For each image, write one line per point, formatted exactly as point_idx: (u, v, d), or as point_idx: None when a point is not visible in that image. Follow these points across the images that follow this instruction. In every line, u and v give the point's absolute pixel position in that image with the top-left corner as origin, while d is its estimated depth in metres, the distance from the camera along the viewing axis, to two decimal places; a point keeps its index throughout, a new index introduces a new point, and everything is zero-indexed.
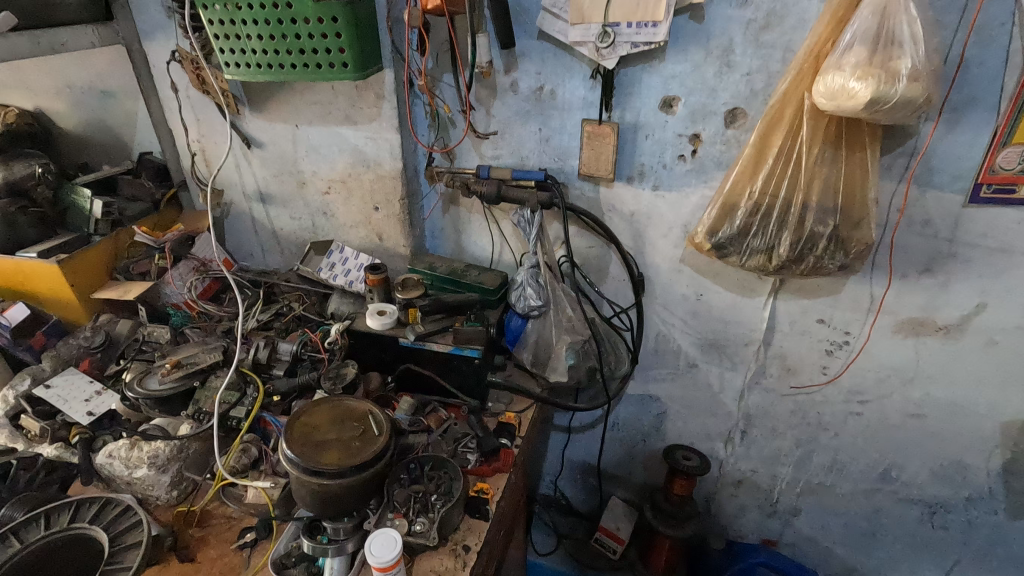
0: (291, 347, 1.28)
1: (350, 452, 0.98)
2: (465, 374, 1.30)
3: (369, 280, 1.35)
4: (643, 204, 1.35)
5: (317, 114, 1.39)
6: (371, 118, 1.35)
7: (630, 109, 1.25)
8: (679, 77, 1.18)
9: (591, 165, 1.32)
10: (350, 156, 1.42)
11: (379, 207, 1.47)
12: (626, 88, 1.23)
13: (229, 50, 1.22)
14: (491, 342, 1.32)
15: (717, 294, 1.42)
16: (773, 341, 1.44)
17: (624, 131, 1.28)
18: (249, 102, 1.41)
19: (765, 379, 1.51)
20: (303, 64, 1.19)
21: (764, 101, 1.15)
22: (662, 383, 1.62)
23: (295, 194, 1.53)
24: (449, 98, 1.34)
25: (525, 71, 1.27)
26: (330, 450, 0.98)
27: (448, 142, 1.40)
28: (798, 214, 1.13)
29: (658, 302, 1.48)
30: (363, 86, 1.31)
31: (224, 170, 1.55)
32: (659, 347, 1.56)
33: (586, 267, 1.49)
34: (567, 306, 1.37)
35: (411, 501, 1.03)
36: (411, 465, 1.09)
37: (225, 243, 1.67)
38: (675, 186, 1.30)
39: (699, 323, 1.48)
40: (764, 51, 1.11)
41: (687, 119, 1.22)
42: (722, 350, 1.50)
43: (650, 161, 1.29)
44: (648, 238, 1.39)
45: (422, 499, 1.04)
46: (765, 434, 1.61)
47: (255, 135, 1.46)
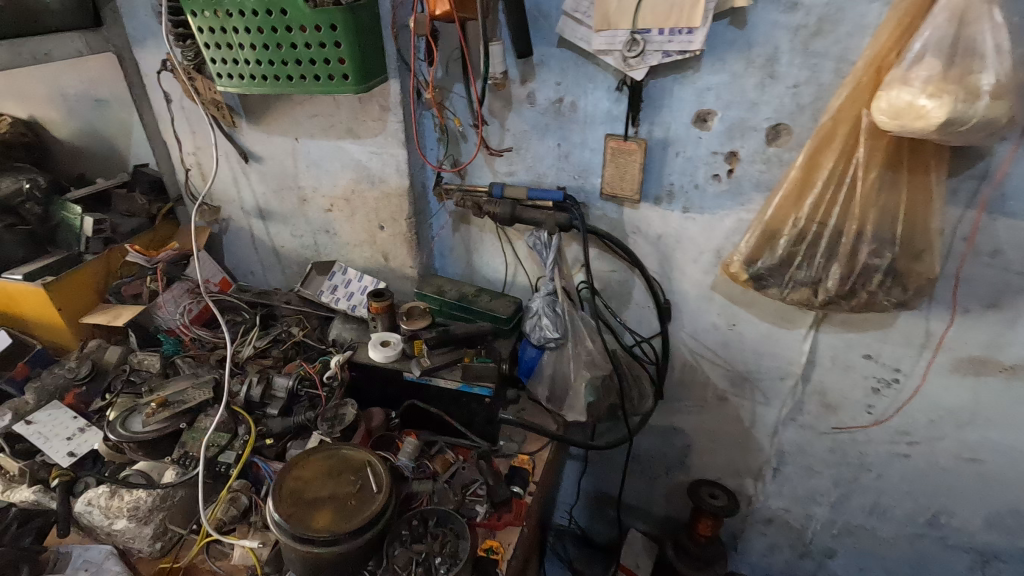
0: (287, 383, 1.17)
1: (344, 514, 0.88)
2: (476, 410, 1.19)
3: (372, 308, 1.25)
4: (672, 227, 1.23)
5: (318, 127, 1.28)
6: (375, 131, 1.24)
7: (660, 123, 1.12)
8: (716, 89, 1.06)
9: (614, 184, 1.20)
10: (353, 171, 1.31)
11: (384, 226, 1.37)
12: (656, 101, 1.11)
13: (221, 60, 1.13)
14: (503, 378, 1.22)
15: (752, 325, 1.29)
16: (813, 375, 1.31)
17: (653, 147, 1.15)
18: (246, 114, 1.31)
19: (802, 416, 1.38)
20: (301, 75, 1.09)
21: (813, 116, 1.02)
22: (688, 415, 1.50)
23: (296, 211, 1.43)
24: (460, 110, 1.22)
25: (543, 82, 1.15)
26: (322, 512, 0.88)
27: (459, 159, 1.29)
28: (849, 245, 1.00)
29: (686, 331, 1.36)
30: (367, 98, 1.21)
31: (221, 185, 1.45)
32: (686, 378, 1.44)
33: (608, 292, 1.37)
34: (587, 338, 1.25)
35: (414, 561, 0.94)
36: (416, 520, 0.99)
37: (225, 260, 1.58)
38: (708, 207, 1.18)
39: (731, 355, 1.35)
40: (815, 61, 0.98)
41: (724, 135, 1.09)
42: (755, 384, 1.38)
43: (681, 180, 1.17)
44: (676, 263, 1.27)
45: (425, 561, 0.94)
46: (800, 472, 1.48)
47: (254, 149, 1.36)
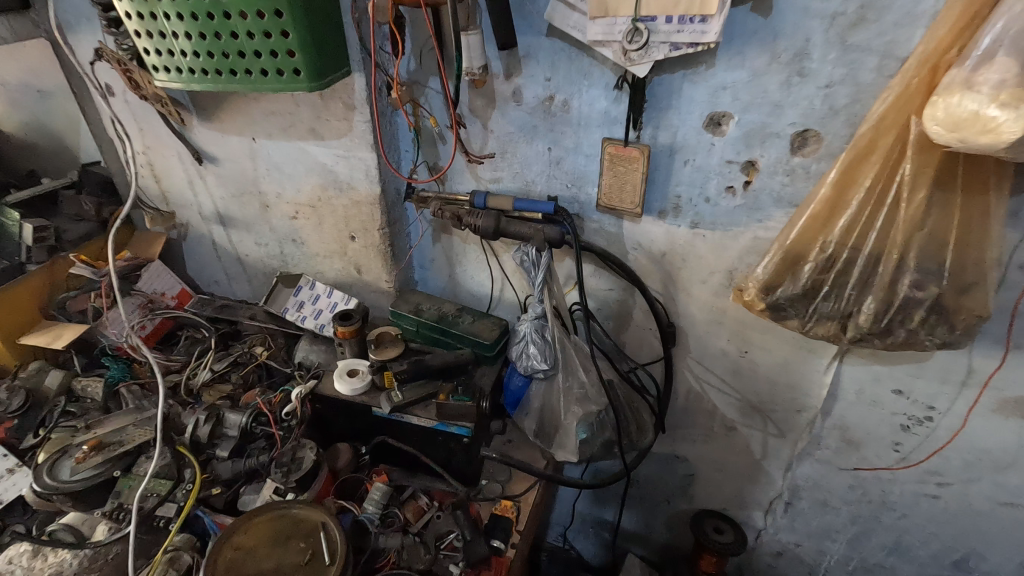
0: (240, 419, 1.04)
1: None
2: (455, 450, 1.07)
3: (338, 333, 1.12)
4: (678, 243, 1.07)
5: (276, 126, 1.13)
6: (340, 132, 1.09)
7: (666, 127, 0.96)
8: (733, 88, 0.90)
9: (613, 195, 1.05)
10: (318, 176, 1.16)
11: (355, 236, 1.22)
12: (661, 101, 0.94)
13: (154, 50, 0.97)
14: (484, 416, 1.08)
15: (766, 353, 1.15)
16: (834, 409, 1.18)
17: (658, 154, 0.99)
18: (196, 111, 1.16)
19: (820, 450, 1.25)
20: (246, 69, 0.93)
21: (847, 122, 0.86)
22: (692, 444, 1.37)
23: (259, 217, 1.29)
24: (436, 108, 1.07)
25: (530, 77, 0.99)
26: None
27: (438, 163, 1.13)
28: (888, 275, 0.85)
29: (692, 357, 1.22)
30: (329, 95, 1.05)
31: (177, 189, 1.31)
32: (691, 406, 1.30)
33: (604, 312, 1.22)
34: (580, 369, 1.10)
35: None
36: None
37: (186, 267, 1.45)
38: (720, 223, 1.02)
39: (741, 383, 1.21)
40: (854, 56, 0.81)
41: (741, 141, 0.93)
42: (767, 416, 1.24)
43: (689, 193, 1.01)
44: (682, 283, 1.12)
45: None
46: (814, 507, 1.35)
47: (208, 149, 1.21)
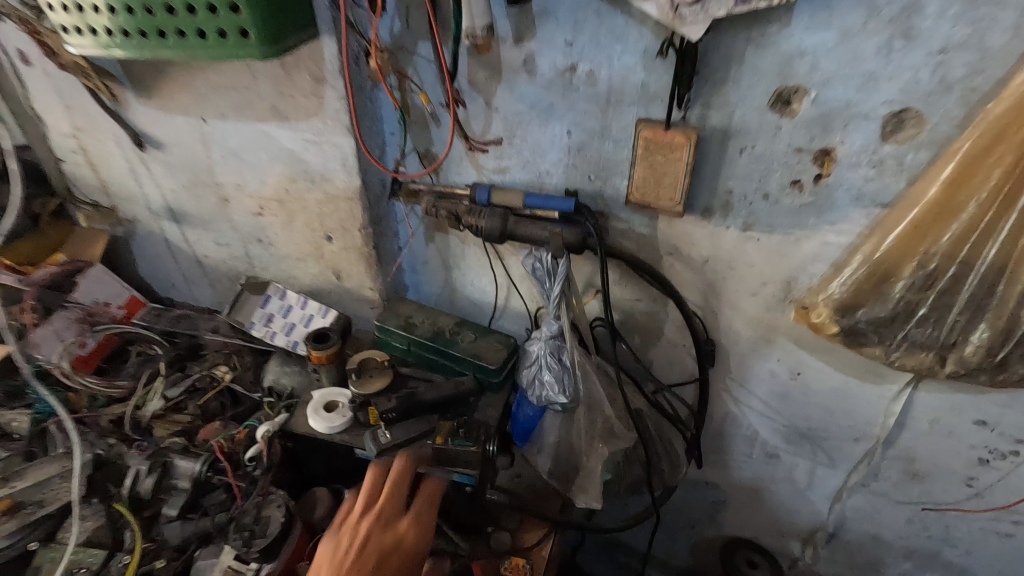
0: (193, 467, 0.87)
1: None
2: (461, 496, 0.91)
3: (312, 358, 0.93)
4: (725, 249, 0.88)
5: (230, 103, 0.91)
6: (308, 112, 0.88)
7: (720, 105, 0.76)
8: (813, 55, 0.69)
9: (646, 190, 0.83)
10: (285, 164, 0.96)
11: (332, 237, 1.02)
12: (715, 72, 0.74)
13: (59, 5, 0.75)
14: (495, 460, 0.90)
15: (823, 377, 0.97)
16: (899, 439, 1.00)
17: (708, 139, 0.79)
18: (132, 85, 0.94)
19: (876, 482, 1.08)
20: (177, 29, 0.71)
21: (962, 99, 0.66)
22: (726, 470, 1.20)
23: (217, 213, 1.08)
24: (427, 80, 0.86)
25: (546, 41, 0.78)
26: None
27: (431, 149, 0.93)
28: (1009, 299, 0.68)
29: (734, 378, 1.04)
30: (292, 64, 0.84)
31: (119, 178, 1.09)
32: (726, 430, 1.12)
33: (630, 326, 1.03)
34: (606, 401, 0.93)
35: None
36: (416, 547, 0.80)
37: (138, 269, 1.24)
38: (780, 225, 0.83)
39: (790, 408, 1.04)
40: (983, 11, 0.61)
41: (816, 124, 0.73)
42: (817, 443, 1.07)
43: (744, 188, 0.81)
44: (726, 295, 0.93)
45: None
46: (862, 540, 1.19)
47: (150, 131, 0.99)
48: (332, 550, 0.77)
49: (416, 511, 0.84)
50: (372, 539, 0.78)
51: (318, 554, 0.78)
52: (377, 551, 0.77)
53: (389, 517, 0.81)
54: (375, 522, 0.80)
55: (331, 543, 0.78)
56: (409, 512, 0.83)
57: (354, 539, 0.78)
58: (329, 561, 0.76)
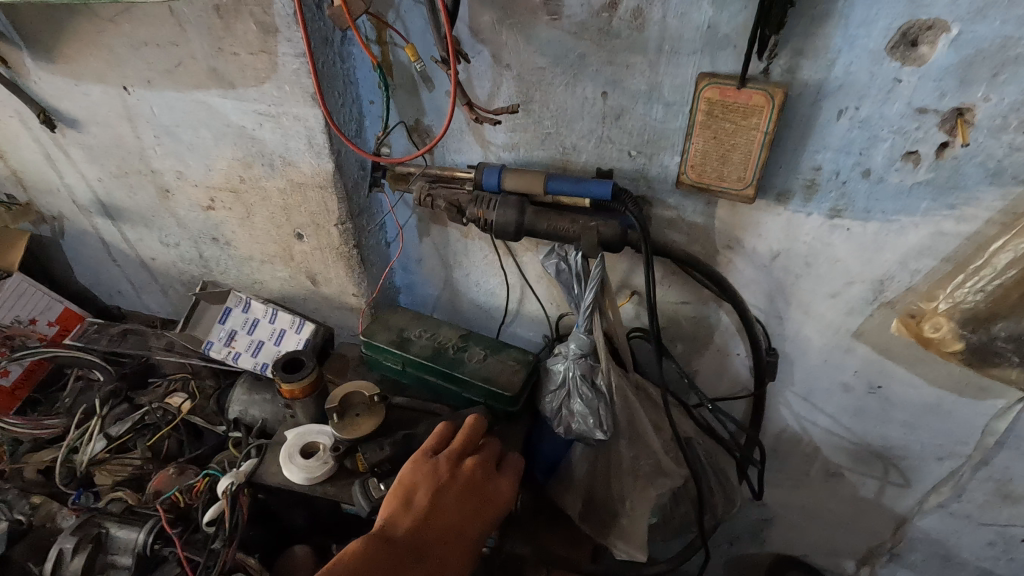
0: (135, 538, 0.69)
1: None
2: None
3: (283, 392, 0.74)
4: (803, 241, 0.69)
5: (156, 67, 0.70)
6: (258, 75, 0.66)
7: (816, 52, 0.56)
8: None
9: (708, 168, 0.63)
10: (235, 145, 0.75)
11: (302, 234, 0.82)
12: (813, 5, 0.54)
13: None
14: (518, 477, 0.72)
15: (909, 391, 0.79)
16: (995, 460, 0.84)
17: (795, 99, 0.59)
18: (28, 45, 0.72)
19: (958, 504, 0.92)
20: None
21: None
22: (776, 488, 1.03)
23: (158, 207, 0.87)
24: (415, 28, 0.64)
25: None
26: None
27: (423, 120, 0.72)
28: None
29: (796, 391, 0.87)
30: (230, 8, 0.62)
31: (33, 167, 0.88)
32: (782, 446, 0.96)
33: (672, 332, 0.85)
34: (652, 433, 0.75)
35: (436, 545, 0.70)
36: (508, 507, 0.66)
37: (74, 275, 1.04)
38: (882, 210, 0.64)
39: (864, 424, 0.87)
40: None
41: (953, 74, 0.53)
42: (892, 462, 0.90)
43: (837, 163, 0.62)
44: (799, 297, 0.74)
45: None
46: (930, 562, 1.04)
47: (60, 107, 0.78)
48: (429, 472, 0.63)
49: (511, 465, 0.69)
50: (473, 482, 0.64)
51: (407, 469, 0.64)
52: (474, 499, 0.63)
53: (491, 466, 0.67)
54: (479, 463, 0.65)
55: (427, 464, 0.64)
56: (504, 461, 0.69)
57: (452, 473, 0.64)
58: (424, 485, 0.62)
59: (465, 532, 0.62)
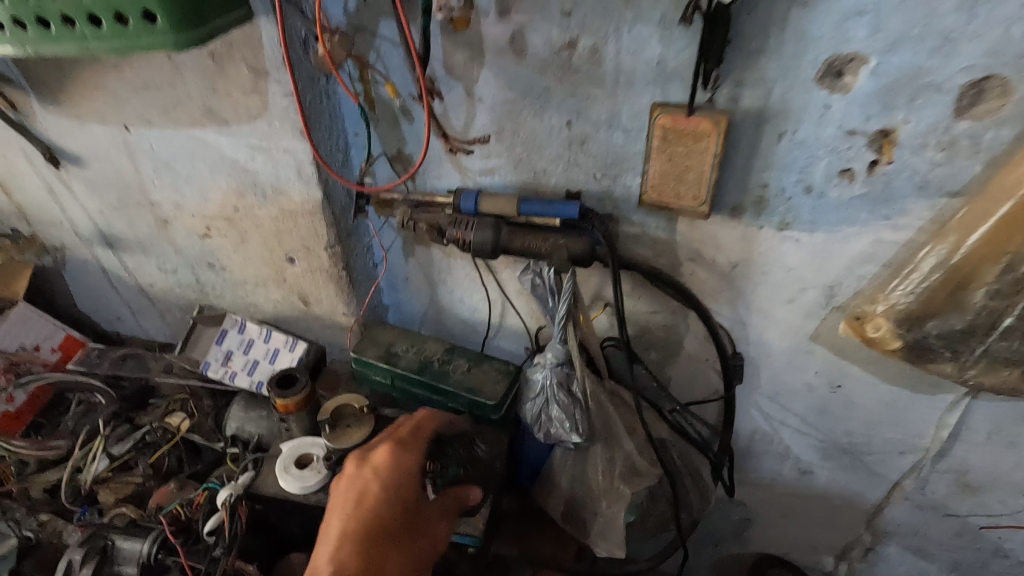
0: (140, 549, 0.74)
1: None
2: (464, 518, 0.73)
3: (278, 407, 0.79)
4: (758, 252, 0.75)
5: (155, 106, 0.75)
6: (251, 113, 0.72)
7: (754, 82, 0.62)
8: (874, 13, 0.55)
9: (665, 188, 0.69)
10: (229, 177, 0.80)
11: (294, 258, 0.87)
12: (749, 41, 0.60)
13: None
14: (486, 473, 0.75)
15: (867, 389, 0.85)
16: (952, 452, 0.89)
17: (739, 124, 0.65)
18: (34, 90, 0.78)
19: (923, 495, 0.97)
20: (61, 15, 0.55)
21: None
22: (754, 487, 1.08)
23: (156, 236, 0.92)
24: (394, 68, 0.70)
25: (538, 10, 0.63)
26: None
27: (404, 150, 0.77)
28: None
29: (764, 393, 0.92)
30: (223, 53, 0.68)
31: (36, 201, 0.93)
32: (755, 446, 1.00)
33: (645, 341, 0.90)
34: (625, 435, 0.80)
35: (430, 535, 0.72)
36: (405, 460, 0.69)
37: (75, 303, 1.08)
38: (826, 222, 0.70)
39: (829, 422, 0.92)
40: None
41: (875, 99, 0.60)
42: (858, 458, 0.95)
43: (782, 181, 0.68)
44: (759, 304, 0.80)
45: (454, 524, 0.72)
46: (904, 555, 1.08)
47: (64, 145, 0.83)
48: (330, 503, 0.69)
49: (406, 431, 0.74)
50: (351, 476, 0.68)
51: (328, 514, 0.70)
52: (354, 486, 0.67)
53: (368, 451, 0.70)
54: (355, 457, 0.70)
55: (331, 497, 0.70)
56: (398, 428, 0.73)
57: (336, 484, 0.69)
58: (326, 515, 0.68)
59: (354, 519, 0.64)
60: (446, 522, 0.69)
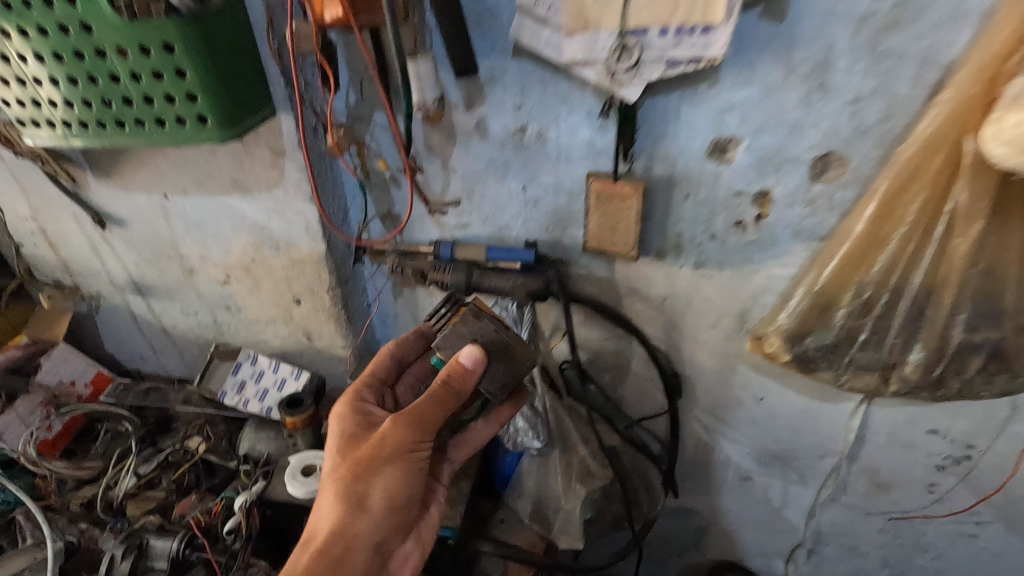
0: (170, 546, 0.87)
1: (350, 506, 0.70)
2: (499, 373, 0.74)
3: (287, 424, 0.94)
4: (681, 287, 0.92)
5: (191, 179, 0.93)
6: (270, 184, 0.90)
7: (663, 157, 0.81)
8: (741, 108, 0.74)
9: (602, 237, 0.87)
10: (249, 234, 0.97)
11: (300, 300, 1.03)
12: (655, 127, 0.79)
13: (16, 101, 0.76)
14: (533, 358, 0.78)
15: (784, 400, 1.01)
16: (862, 453, 1.05)
17: (655, 188, 0.84)
18: (91, 167, 0.95)
19: (846, 496, 1.12)
20: (135, 119, 0.73)
21: (878, 143, 0.72)
22: (704, 496, 1.22)
23: (182, 284, 1.08)
24: (385, 147, 0.89)
25: (495, 105, 0.82)
26: (328, 552, 0.67)
27: (394, 210, 0.96)
28: (939, 317, 0.72)
29: (702, 407, 1.08)
30: (250, 140, 0.86)
31: (79, 256, 1.09)
32: (701, 457, 1.15)
33: (599, 364, 1.06)
34: (580, 442, 0.95)
35: (436, 422, 0.73)
36: (355, 402, 0.80)
37: (103, 344, 1.22)
38: (730, 262, 0.88)
39: (758, 431, 1.08)
40: (887, 64, 0.67)
41: (752, 170, 0.79)
42: (787, 463, 1.11)
43: (692, 230, 0.86)
44: (687, 330, 0.97)
45: (424, 417, 0.72)
46: (841, 554, 1.22)
47: (110, 210, 1.00)
48: None
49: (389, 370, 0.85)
50: None
51: None
52: None
53: None
54: None
55: None
56: (403, 368, 0.87)
57: None
58: None
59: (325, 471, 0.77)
60: (388, 425, 0.72)
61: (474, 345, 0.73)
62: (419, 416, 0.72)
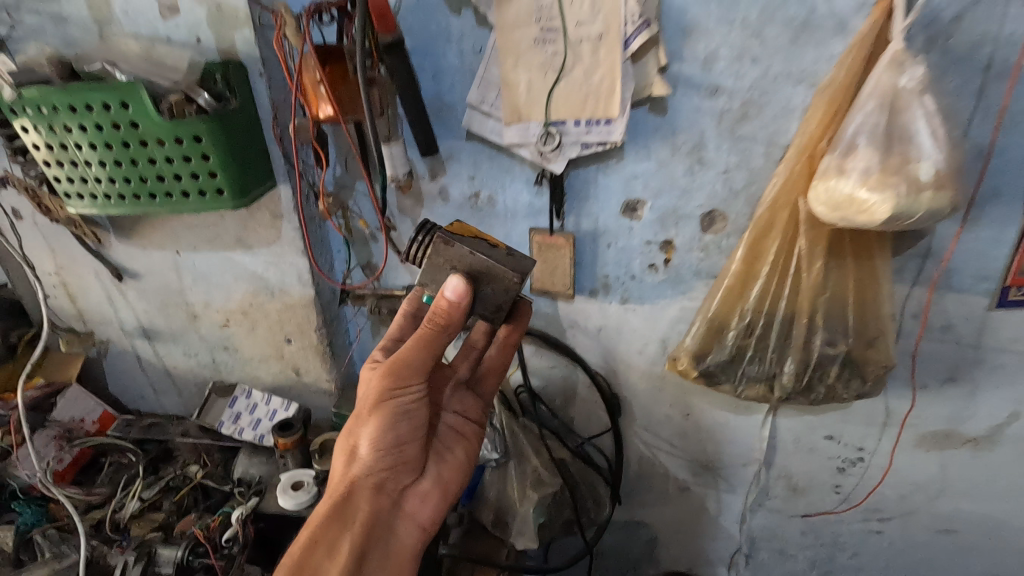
0: (176, 553, 0.99)
1: (348, 452, 0.82)
2: (489, 298, 0.75)
3: (279, 445, 1.08)
4: (612, 319, 1.12)
5: (201, 238, 1.11)
6: (269, 241, 1.08)
7: (588, 215, 1.02)
8: (643, 177, 0.96)
9: (545, 280, 1.09)
10: (249, 283, 1.14)
11: (290, 339, 1.19)
12: (580, 192, 1.00)
13: (65, 178, 0.94)
14: (530, 266, 0.76)
15: (706, 414, 1.20)
16: (776, 460, 1.22)
17: (584, 239, 1.05)
18: (114, 229, 1.13)
19: (769, 500, 1.28)
20: (166, 192, 0.92)
21: (746, 202, 0.94)
22: (650, 508, 1.37)
23: (186, 327, 1.24)
24: (366, 210, 1.09)
25: (454, 175, 1.03)
26: (332, 492, 0.81)
27: (373, 261, 1.14)
28: (801, 336, 0.92)
29: (641, 425, 1.25)
30: (254, 206, 1.05)
31: (95, 306, 1.25)
32: (644, 471, 1.32)
33: (550, 389, 1.24)
34: (532, 454, 1.12)
35: (420, 365, 0.77)
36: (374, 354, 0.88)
37: (108, 386, 1.36)
38: (649, 298, 1.08)
39: (689, 444, 1.25)
40: (744, 145, 0.90)
41: (657, 224, 1.00)
42: (717, 472, 1.27)
43: (616, 272, 1.06)
44: (621, 356, 1.16)
45: (403, 365, 0.77)
46: (774, 557, 1.37)
47: (129, 265, 1.17)
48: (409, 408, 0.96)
49: (407, 328, 0.90)
50: None
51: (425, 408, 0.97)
52: None
53: None
54: None
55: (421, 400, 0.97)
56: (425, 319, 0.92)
57: None
58: None
59: None
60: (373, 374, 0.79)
61: (456, 277, 0.74)
62: (397, 364, 0.77)
